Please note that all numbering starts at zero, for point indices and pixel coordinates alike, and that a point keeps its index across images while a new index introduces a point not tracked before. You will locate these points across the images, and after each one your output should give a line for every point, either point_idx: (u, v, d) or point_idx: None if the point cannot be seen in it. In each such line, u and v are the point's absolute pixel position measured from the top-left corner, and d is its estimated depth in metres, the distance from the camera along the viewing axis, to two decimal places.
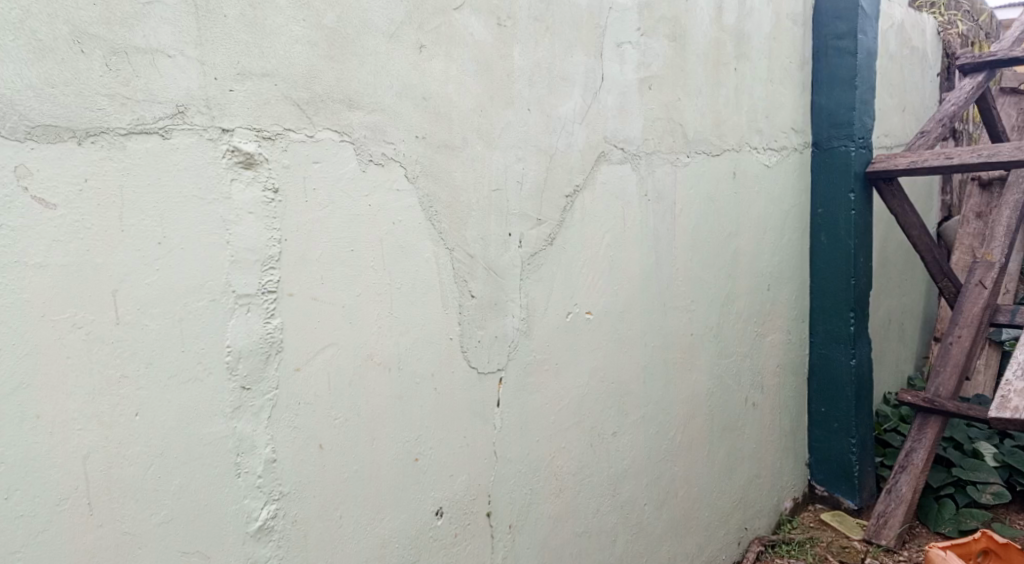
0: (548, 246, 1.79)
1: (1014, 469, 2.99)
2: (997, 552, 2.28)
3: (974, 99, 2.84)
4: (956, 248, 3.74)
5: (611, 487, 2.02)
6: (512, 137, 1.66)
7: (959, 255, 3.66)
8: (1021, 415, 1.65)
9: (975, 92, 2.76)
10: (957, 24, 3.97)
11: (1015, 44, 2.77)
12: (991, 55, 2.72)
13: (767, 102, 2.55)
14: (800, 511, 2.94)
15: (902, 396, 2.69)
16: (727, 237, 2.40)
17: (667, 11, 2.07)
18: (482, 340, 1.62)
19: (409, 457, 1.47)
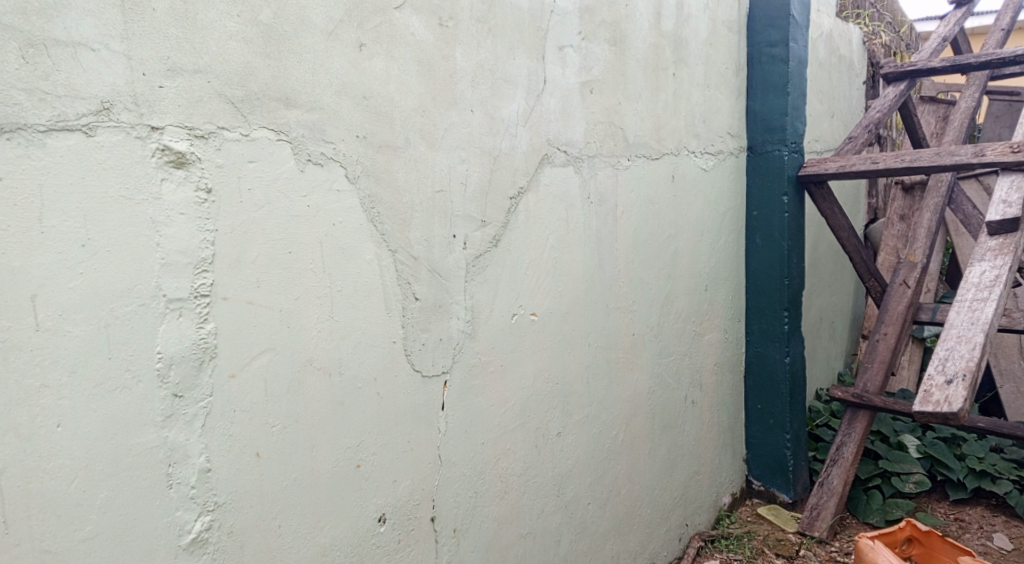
0: (493, 248, 1.78)
1: (936, 460, 3.15)
2: (922, 540, 2.40)
3: (896, 106, 2.98)
4: (881, 249, 3.91)
5: (555, 488, 2.03)
6: (455, 138, 1.65)
7: (886, 255, 3.84)
8: (942, 408, 1.73)
9: (898, 100, 2.89)
10: (882, 35, 4.16)
11: (933, 55, 2.92)
12: (912, 65, 2.85)
13: (704, 107, 2.61)
14: (738, 506, 3.02)
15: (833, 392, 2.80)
16: (667, 239, 2.45)
17: (608, 16, 2.10)
18: (426, 343, 1.60)
19: (351, 463, 1.44)
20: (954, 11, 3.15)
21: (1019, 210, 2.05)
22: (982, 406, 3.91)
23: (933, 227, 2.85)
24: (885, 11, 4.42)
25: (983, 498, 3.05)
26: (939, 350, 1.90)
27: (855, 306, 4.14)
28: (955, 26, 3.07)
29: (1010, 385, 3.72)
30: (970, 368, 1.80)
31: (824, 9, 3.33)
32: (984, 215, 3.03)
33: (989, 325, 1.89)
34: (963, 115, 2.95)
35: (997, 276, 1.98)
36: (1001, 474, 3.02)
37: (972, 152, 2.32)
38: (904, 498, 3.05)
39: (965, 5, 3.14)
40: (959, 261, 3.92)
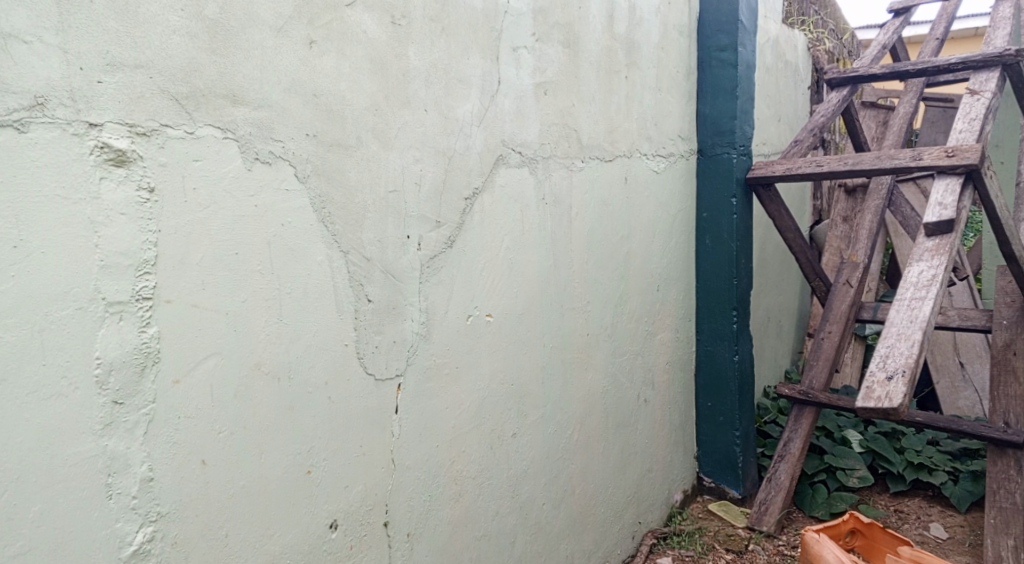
0: (447, 249, 1.77)
1: (877, 454, 3.26)
2: (864, 531, 2.50)
3: (840, 111, 3.07)
4: (825, 249, 4.03)
5: (510, 489, 2.03)
6: (409, 138, 1.63)
7: (829, 256, 3.95)
8: (884, 403, 1.80)
9: (841, 104, 2.98)
10: (826, 41, 4.30)
11: (874, 62, 3.01)
12: (855, 71, 2.94)
13: (656, 110, 2.64)
14: (689, 503, 3.07)
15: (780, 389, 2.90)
16: (620, 240, 2.48)
17: (561, 17, 2.10)
18: (379, 346, 1.58)
19: (301, 469, 1.41)
20: (893, 19, 3.26)
21: (954, 212, 2.13)
22: (921, 400, 4.08)
23: (874, 228, 2.94)
24: (829, 18, 4.56)
25: (921, 490, 3.17)
26: (880, 347, 1.97)
27: (802, 305, 4.26)
28: (894, 34, 3.18)
29: (945, 380, 3.88)
30: (909, 364, 1.87)
31: (771, 15, 3.42)
32: (921, 217, 3.15)
33: (926, 322, 1.97)
34: (902, 120, 3.06)
35: (933, 276, 2.05)
36: (938, 465, 3.15)
37: (911, 156, 2.39)
38: (848, 491, 3.15)
39: (903, 14, 3.26)
40: (898, 261, 4.07)
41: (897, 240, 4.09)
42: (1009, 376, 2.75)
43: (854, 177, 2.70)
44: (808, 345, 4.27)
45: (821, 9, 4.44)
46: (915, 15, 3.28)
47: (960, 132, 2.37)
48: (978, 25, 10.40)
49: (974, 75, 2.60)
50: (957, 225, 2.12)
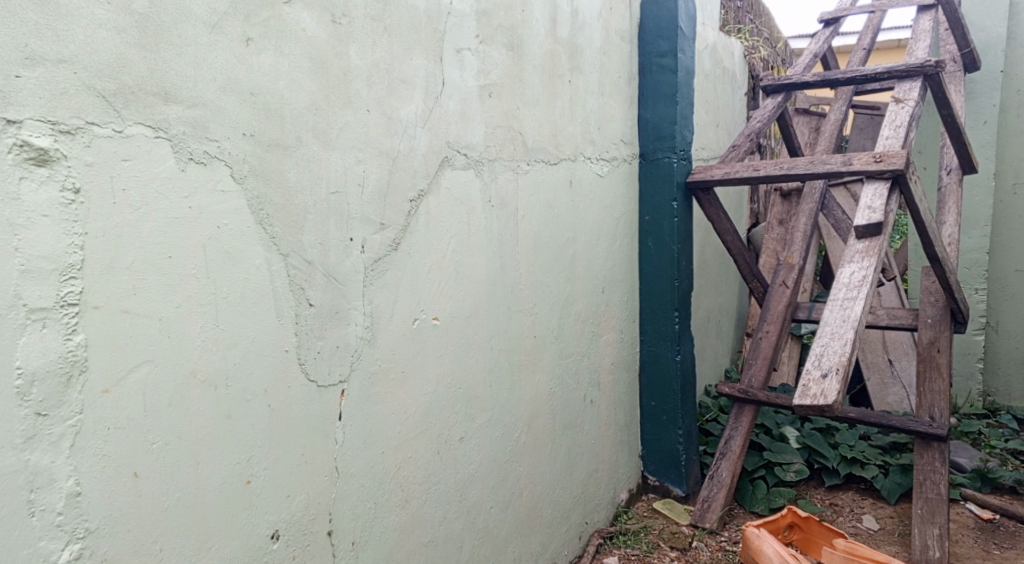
0: (393, 251, 1.74)
1: (813, 449, 3.37)
2: (801, 524, 2.61)
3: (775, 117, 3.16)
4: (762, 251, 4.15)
5: (457, 493, 2.01)
6: (351, 138, 1.60)
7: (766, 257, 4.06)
8: (820, 400, 1.86)
9: (776, 111, 3.08)
10: (761, 50, 4.44)
11: (806, 70, 3.12)
12: (788, 79, 3.04)
13: (599, 114, 2.68)
14: (634, 502, 3.10)
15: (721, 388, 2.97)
16: (565, 243, 2.50)
17: (504, 20, 2.11)
18: (321, 351, 1.55)
19: (240, 479, 1.36)
20: (823, 29, 3.39)
21: (882, 216, 2.22)
22: (853, 396, 4.24)
23: (808, 231, 3.04)
24: (764, 28, 4.72)
25: (854, 483, 3.30)
26: (815, 346, 2.03)
27: (741, 306, 4.38)
28: (824, 44, 3.30)
29: (875, 376, 4.05)
30: (842, 362, 1.94)
31: (709, 23, 3.50)
32: (852, 220, 3.28)
33: (858, 322, 2.04)
34: (833, 127, 3.17)
35: (864, 276, 2.13)
36: (869, 459, 3.29)
37: (842, 161, 2.49)
38: (786, 486, 3.24)
39: (832, 25, 3.39)
40: (831, 263, 4.23)
41: (830, 242, 4.25)
42: (933, 371, 2.88)
43: (788, 181, 2.78)
44: (746, 345, 4.39)
45: (756, 19, 4.58)
46: (844, 26, 3.42)
47: (887, 139, 2.47)
48: (901, 37, 10.99)
49: (899, 84, 2.72)
50: (884, 228, 2.21)
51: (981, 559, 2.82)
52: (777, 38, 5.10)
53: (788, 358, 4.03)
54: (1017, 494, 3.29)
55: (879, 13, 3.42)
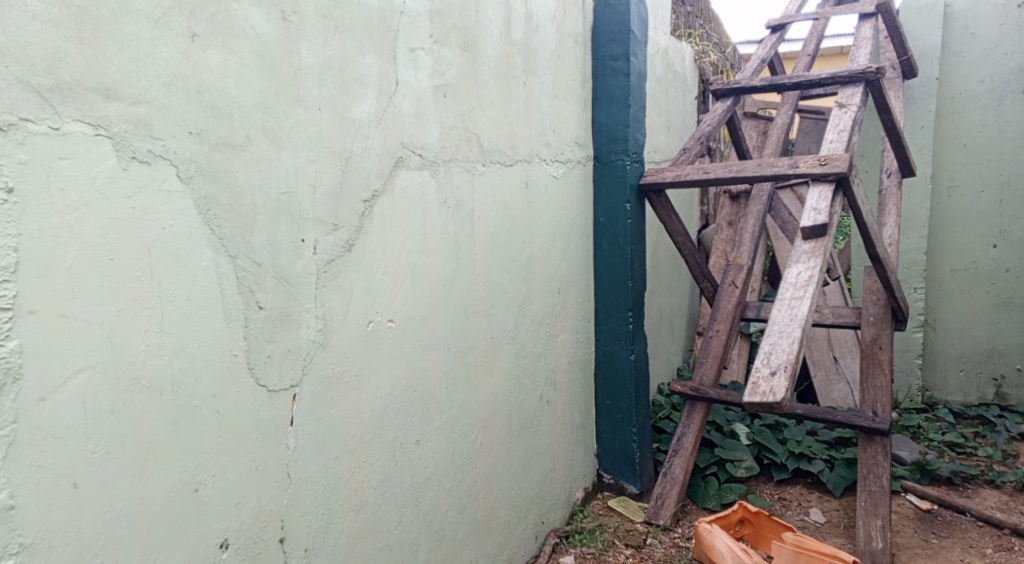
0: (346, 253, 1.72)
1: (762, 445, 3.45)
2: (752, 520, 2.75)
3: (724, 121, 3.23)
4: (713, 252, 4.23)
5: (414, 497, 1.99)
6: (301, 138, 1.57)
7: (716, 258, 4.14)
8: (769, 398, 1.90)
9: (725, 114, 3.14)
10: (710, 55, 4.54)
11: (754, 75, 3.19)
12: (737, 83, 3.10)
13: (554, 116, 2.69)
14: (590, 501, 3.13)
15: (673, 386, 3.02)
16: (521, 244, 2.50)
17: (458, 20, 2.10)
18: (272, 355, 1.51)
19: (188, 487, 1.32)
20: (770, 35, 3.48)
21: (827, 217, 2.28)
22: (801, 393, 4.36)
23: (756, 232, 3.11)
24: (714, 34, 4.82)
25: (801, 478, 3.39)
26: (764, 344, 2.08)
27: (692, 305, 4.46)
28: (771, 50, 3.39)
29: (821, 373, 4.17)
30: (790, 360, 1.99)
31: (661, 27, 3.56)
32: (798, 221, 3.36)
33: (804, 321, 2.10)
34: (780, 131, 3.26)
35: (810, 276, 2.19)
36: (815, 454, 3.38)
37: (788, 164, 2.55)
38: (737, 482, 3.31)
39: (779, 31, 3.48)
40: (779, 263, 4.34)
41: (778, 243, 4.36)
42: (875, 367, 2.98)
43: (737, 183, 2.84)
44: (698, 344, 4.47)
45: (706, 25, 4.68)
46: (789, 32, 3.51)
47: (831, 142, 2.55)
48: (842, 45, 11.43)
49: (842, 90, 2.81)
50: (829, 229, 2.28)
51: (920, 548, 2.92)
52: (727, 44, 5.22)
53: (739, 356, 4.12)
54: (953, 485, 3.43)
55: (822, 20, 3.53)
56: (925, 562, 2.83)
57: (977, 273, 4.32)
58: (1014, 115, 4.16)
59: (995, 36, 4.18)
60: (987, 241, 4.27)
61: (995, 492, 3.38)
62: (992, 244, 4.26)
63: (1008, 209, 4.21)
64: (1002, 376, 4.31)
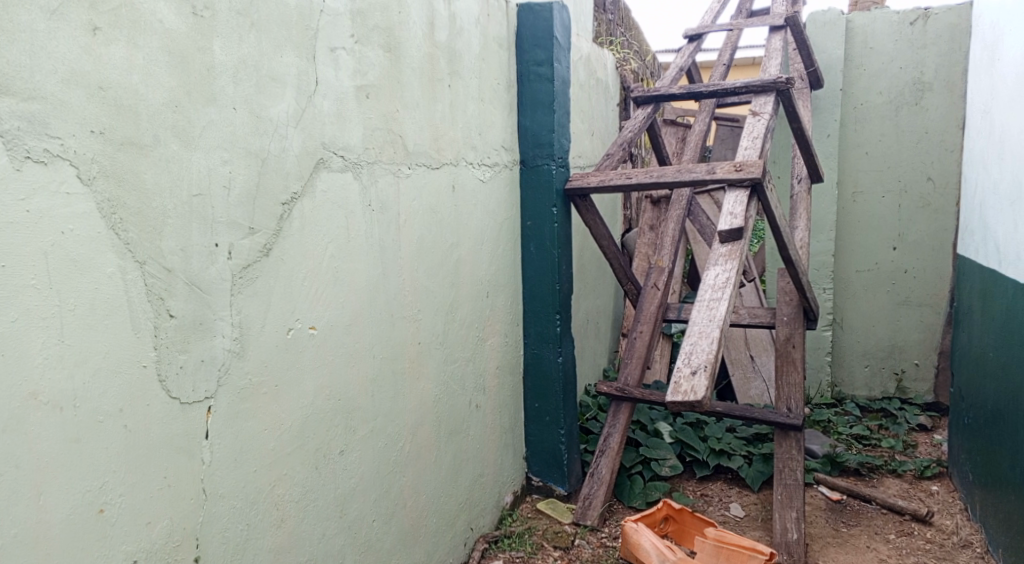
0: (263, 258, 1.66)
1: (684, 443, 3.55)
2: (676, 517, 2.82)
3: (645, 128, 3.30)
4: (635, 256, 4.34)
5: (338, 508, 1.94)
6: (214, 138, 1.50)
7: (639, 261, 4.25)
8: (690, 396, 1.94)
9: (646, 122, 3.21)
10: (631, 63, 4.66)
11: (672, 83, 3.29)
12: (656, 91, 3.18)
13: (480, 120, 2.69)
14: (519, 504, 3.13)
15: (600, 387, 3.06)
16: (448, 248, 2.49)
17: (381, 21, 2.07)
18: (184, 366, 1.44)
19: (92, 508, 1.23)
20: (688, 44, 3.59)
21: (742, 222, 2.37)
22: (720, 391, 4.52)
23: (676, 236, 3.21)
24: (633, 42, 5.00)
25: (722, 473, 3.51)
26: (685, 345, 2.13)
27: (616, 307, 4.55)
28: (689, 59, 3.49)
29: (739, 372, 4.33)
30: (710, 360, 2.04)
31: (583, 34, 3.62)
32: (715, 224, 3.49)
33: (723, 321, 2.16)
34: (698, 137, 3.36)
35: (728, 278, 2.27)
36: (735, 450, 3.51)
37: (706, 170, 2.63)
38: (661, 480, 3.39)
39: (695, 41, 3.60)
40: (700, 266, 4.50)
41: (697, 247, 4.51)
42: (789, 365, 3.12)
43: (658, 189, 2.91)
44: (622, 345, 4.57)
45: (625, 32, 4.84)
46: (705, 42, 3.63)
47: (745, 149, 2.65)
48: (753, 55, 11.98)
49: (755, 98, 2.93)
50: (744, 233, 2.37)
51: (831, 537, 3.07)
52: (646, 52, 5.38)
53: (661, 357, 4.24)
54: (860, 475, 3.63)
55: (736, 31, 3.67)
56: (835, 549, 2.97)
57: (879, 273, 4.60)
58: (910, 126, 4.45)
59: (892, 51, 4.46)
60: (887, 244, 4.55)
61: (897, 480, 3.59)
62: (892, 247, 4.55)
63: (905, 214, 4.50)
64: (903, 370, 4.61)
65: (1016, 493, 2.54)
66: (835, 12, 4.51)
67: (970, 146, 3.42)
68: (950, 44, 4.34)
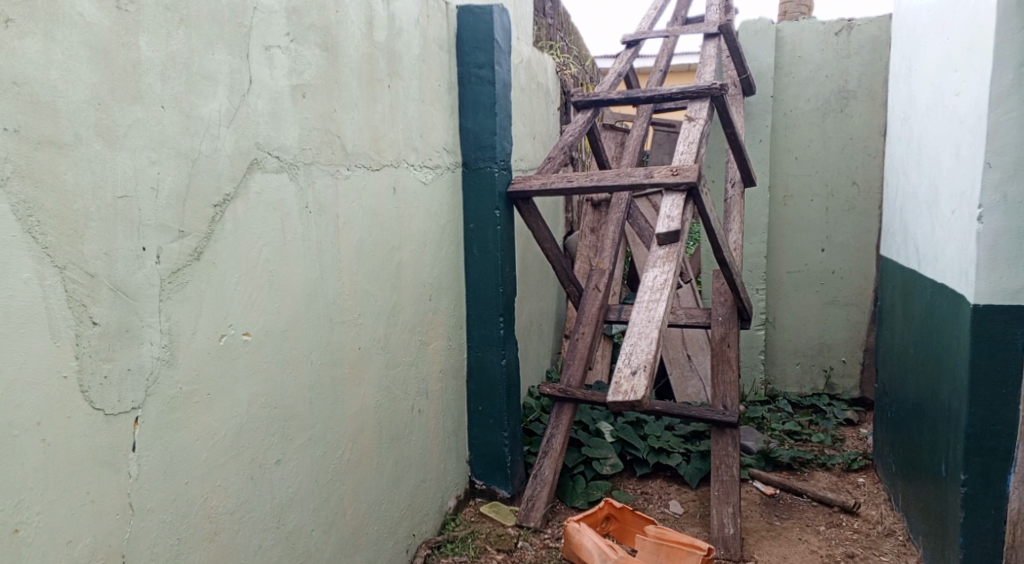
0: (194, 261, 1.60)
1: (624, 442, 3.60)
2: (617, 516, 2.86)
3: (584, 131, 3.34)
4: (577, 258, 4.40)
5: (275, 519, 1.89)
6: (141, 137, 1.44)
7: (580, 263, 4.30)
8: (631, 396, 1.96)
9: (586, 126, 3.25)
10: (570, 67, 4.71)
11: (611, 89, 3.33)
12: (596, 96, 3.22)
13: (421, 122, 2.67)
14: (462, 508, 3.11)
15: (542, 388, 3.08)
16: (389, 252, 2.46)
17: (317, 20, 2.03)
18: (109, 376, 1.37)
19: (7, 528, 1.16)
20: (626, 50, 3.65)
21: (679, 224, 2.43)
22: (660, 390, 4.61)
23: (616, 238, 3.26)
24: (573, 47, 5.07)
25: (661, 471, 3.58)
26: (625, 346, 2.15)
27: (558, 309, 4.59)
28: (626, 64, 3.55)
29: (677, 371, 4.43)
30: (648, 360, 2.07)
31: (523, 38, 3.64)
32: (653, 227, 3.55)
33: (660, 322, 2.20)
34: (635, 142, 3.42)
35: (665, 280, 2.31)
36: (673, 448, 3.58)
37: (644, 174, 2.68)
38: (603, 480, 3.44)
39: (633, 47, 3.66)
40: (639, 267, 4.58)
41: (636, 249, 4.60)
42: (725, 364, 3.20)
43: (598, 192, 2.95)
44: (564, 346, 4.62)
45: (565, 37, 4.90)
46: (642, 48, 3.70)
47: (682, 153, 2.71)
48: (690, 63, 12.28)
49: (691, 104, 3.00)
50: (681, 236, 2.42)
51: (766, 530, 3.17)
52: (586, 57, 5.46)
53: (602, 357, 4.30)
54: (792, 469, 3.77)
55: (672, 37, 3.75)
56: (770, 542, 3.06)
57: (809, 274, 4.77)
58: (837, 132, 4.64)
59: (819, 60, 4.64)
60: (817, 245, 4.73)
61: (827, 473, 3.74)
62: (821, 248, 4.73)
63: (833, 217, 4.68)
64: (831, 367, 4.80)
65: (935, 483, 2.67)
66: (766, 21, 4.65)
67: (892, 152, 3.59)
68: (872, 54, 4.54)
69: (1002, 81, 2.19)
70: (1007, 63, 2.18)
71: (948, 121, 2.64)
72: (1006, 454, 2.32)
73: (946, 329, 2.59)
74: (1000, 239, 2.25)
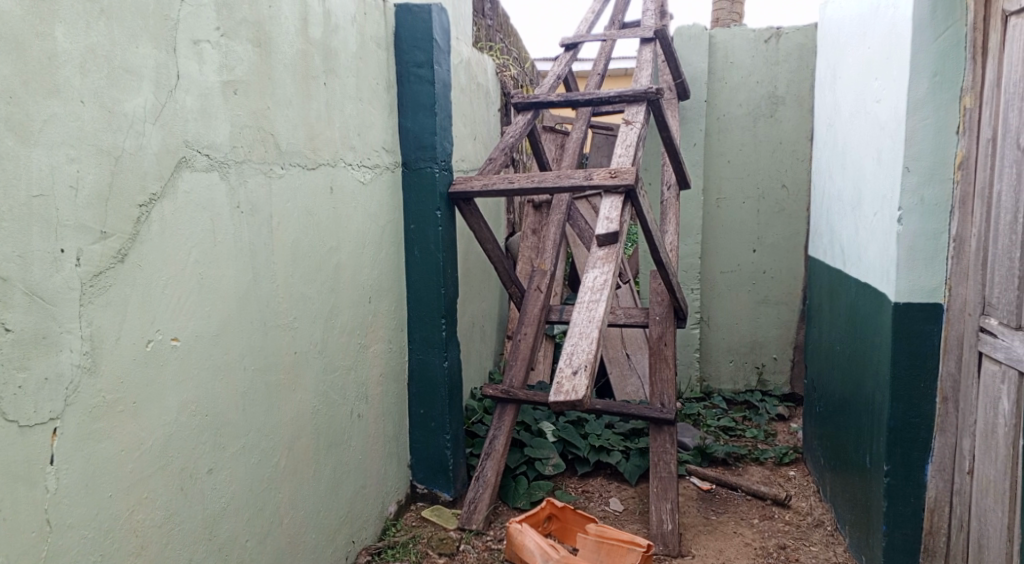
0: (118, 264, 1.53)
1: (566, 442, 3.63)
2: (559, 515, 2.88)
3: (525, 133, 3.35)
4: (519, 259, 4.42)
5: (207, 531, 1.82)
6: (58, 133, 1.36)
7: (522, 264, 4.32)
8: (571, 396, 1.97)
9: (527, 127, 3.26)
10: (510, 69, 4.72)
11: (550, 91, 3.35)
12: (536, 98, 3.23)
13: (359, 121, 2.63)
14: (403, 513, 3.08)
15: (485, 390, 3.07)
16: (326, 253, 2.41)
17: (249, 14, 1.97)
18: (24, 386, 1.29)
19: None
20: (564, 53, 3.69)
21: (618, 226, 2.47)
22: (601, 389, 4.67)
23: (557, 240, 3.29)
24: (512, 49, 5.09)
25: (602, 469, 3.62)
26: (567, 346, 2.17)
27: (500, 310, 4.60)
28: (565, 66, 3.58)
29: (617, 370, 4.50)
30: (589, 359, 2.09)
31: (463, 39, 3.63)
32: (593, 228, 3.60)
33: (601, 322, 2.22)
34: (575, 144, 3.45)
35: (605, 280, 2.34)
36: (613, 446, 3.64)
37: (583, 176, 2.70)
38: (545, 480, 3.46)
39: (572, 50, 3.70)
40: (580, 268, 4.63)
41: (577, 250, 4.64)
42: (663, 363, 3.26)
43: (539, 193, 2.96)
44: (506, 347, 4.63)
45: (505, 39, 4.91)
46: (581, 51, 3.74)
47: (620, 156, 2.75)
48: (627, 67, 12.53)
49: (628, 108, 3.05)
50: (620, 237, 2.46)
51: (702, 525, 3.25)
52: (526, 59, 5.49)
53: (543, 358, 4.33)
54: (727, 464, 3.87)
55: (610, 41, 3.81)
56: (707, 537, 3.13)
57: (742, 274, 4.92)
58: (767, 137, 4.80)
59: (750, 66, 4.79)
60: (749, 246, 4.88)
61: (759, 467, 3.86)
62: (753, 249, 4.88)
63: (764, 218, 4.84)
64: (763, 364, 4.96)
65: (859, 473, 2.79)
66: (699, 27, 4.77)
67: (818, 156, 3.74)
68: (799, 62, 4.73)
69: (917, 89, 2.30)
70: (921, 72, 2.29)
71: (869, 127, 2.76)
72: (923, 445, 2.44)
73: (868, 327, 2.71)
74: (918, 240, 2.37)
